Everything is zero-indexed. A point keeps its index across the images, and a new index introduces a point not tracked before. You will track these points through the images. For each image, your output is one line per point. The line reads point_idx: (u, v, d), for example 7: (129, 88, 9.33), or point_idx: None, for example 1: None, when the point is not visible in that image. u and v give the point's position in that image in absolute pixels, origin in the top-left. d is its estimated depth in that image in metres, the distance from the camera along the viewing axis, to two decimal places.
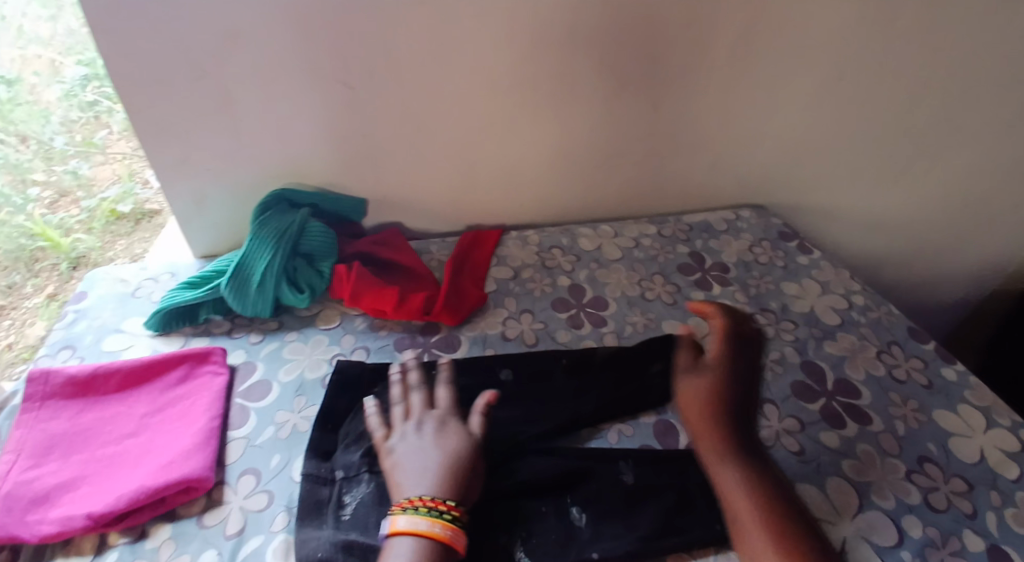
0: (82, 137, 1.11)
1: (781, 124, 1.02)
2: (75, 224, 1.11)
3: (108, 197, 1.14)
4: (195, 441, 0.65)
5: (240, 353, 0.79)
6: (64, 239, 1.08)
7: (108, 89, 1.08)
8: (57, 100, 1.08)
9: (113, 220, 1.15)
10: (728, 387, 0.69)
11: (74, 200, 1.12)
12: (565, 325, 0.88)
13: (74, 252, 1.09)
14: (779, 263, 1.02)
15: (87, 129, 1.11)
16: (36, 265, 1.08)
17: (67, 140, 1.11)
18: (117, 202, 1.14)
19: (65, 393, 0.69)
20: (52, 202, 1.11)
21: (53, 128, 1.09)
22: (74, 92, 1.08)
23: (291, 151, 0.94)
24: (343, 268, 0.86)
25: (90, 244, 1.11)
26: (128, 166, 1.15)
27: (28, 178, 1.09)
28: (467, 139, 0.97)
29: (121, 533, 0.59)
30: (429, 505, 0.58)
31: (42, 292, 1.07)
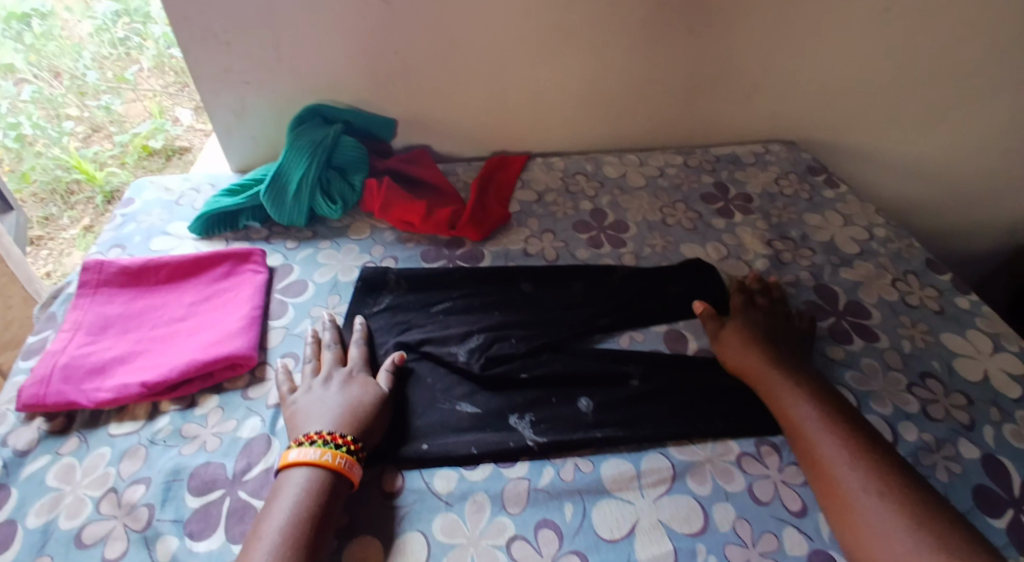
0: (116, 76, 1.39)
1: (816, 53, 1.01)
2: (109, 158, 1.38)
3: (141, 134, 1.38)
4: (238, 326, 0.70)
5: (277, 256, 0.84)
6: (97, 173, 1.35)
7: (135, 26, 1.38)
8: (91, 41, 1.37)
9: (144, 155, 1.39)
10: (757, 340, 0.71)
11: (107, 135, 1.40)
12: (586, 244, 0.90)
13: (107, 184, 1.36)
14: (804, 195, 1.02)
15: (119, 68, 1.40)
16: (73, 198, 1.36)
17: (99, 76, 1.38)
18: (149, 138, 1.38)
19: (119, 281, 0.75)
20: (85, 137, 1.39)
21: (85, 63, 1.37)
22: (105, 27, 1.36)
23: (326, 68, 0.96)
24: (373, 182, 0.89)
25: (122, 177, 1.37)
26: (155, 104, 1.43)
27: (65, 113, 1.37)
28: (497, 60, 0.98)
29: (172, 402, 0.65)
30: (326, 439, 0.58)
31: (76, 222, 1.35)
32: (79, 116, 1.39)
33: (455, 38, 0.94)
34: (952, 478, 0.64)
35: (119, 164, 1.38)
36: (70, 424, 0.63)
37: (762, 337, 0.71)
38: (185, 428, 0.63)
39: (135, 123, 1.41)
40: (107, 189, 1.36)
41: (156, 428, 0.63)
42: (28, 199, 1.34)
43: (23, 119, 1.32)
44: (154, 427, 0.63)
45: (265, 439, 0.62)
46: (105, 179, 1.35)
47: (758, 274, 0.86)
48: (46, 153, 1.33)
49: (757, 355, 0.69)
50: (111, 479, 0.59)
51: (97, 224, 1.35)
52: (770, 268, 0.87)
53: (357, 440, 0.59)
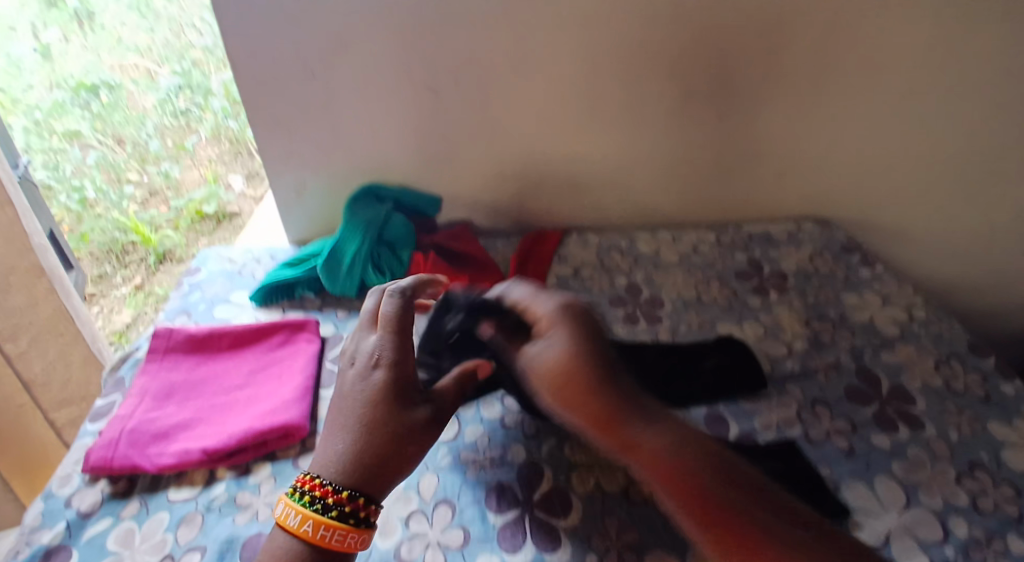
0: (175, 145, 1.48)
1: (846, 139, 1.04)
2: (165, 222, 1.48)
3: (196, 200, 1.50)
4: (293, 394, 0.73)
5: (329, 325, 0.88)
6: (153, 235, 1.46)
7: (194, 98, 1.44)
8: (154, 112, 1.44)
9: (197, 219, 1.51)
10: (586, 385, 0.53)
11: (165, 199, 1.50)
12: (622, 320, 0.93)
13: (160, 246, 1.46)
14: (840, 274, 1.03)
15: (178, 138, 1.48)
16: (127, 257, 1.46)
17: (160, 145, 1.47)
18: (203, 204, 1.50)
19: (184, 348, 0.80)
20: (144, 200, 1.49)
21: (148, 131, 1.45)
22: (167, 100, 1.43)
23: (381, 151, 1.04)
24: (420, 256, 0.94)
25: (175, 241, 1.47)
26: (211, 171, 1.52)
27: (127, 177, 1.47)
28: (538, 144, 1.04)
29: (227, 469, 0.68)
30: (315, 494, 0.52)
31: (128, 280, 1.45)
32: (139, 180, 1.48)
33: (500, 124, 1.01)
34: None
35: (173, 227, 1.49)
36: (131, 487, 0.67)
37: (603, 405, 0.52)
38: (239, 496, 0.65)
39: (190, 190, 1.51)
40: (159, 250, 1.47)
41: (212, 495, 0.66)
42: (85, 257, 1.44)
43: (88, 183, 1.41)
44: (210, 494, 0.66)
45: None
46: (160, 241, 1.46)
47: (797, 355, 0.86)
48: (106, 216, 1.43)
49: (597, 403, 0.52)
50: (168, 545, 0.61)
51: (147, 284, 1.45)
52: (809, 348, 0.88)
53: (343, 493, 0.52)
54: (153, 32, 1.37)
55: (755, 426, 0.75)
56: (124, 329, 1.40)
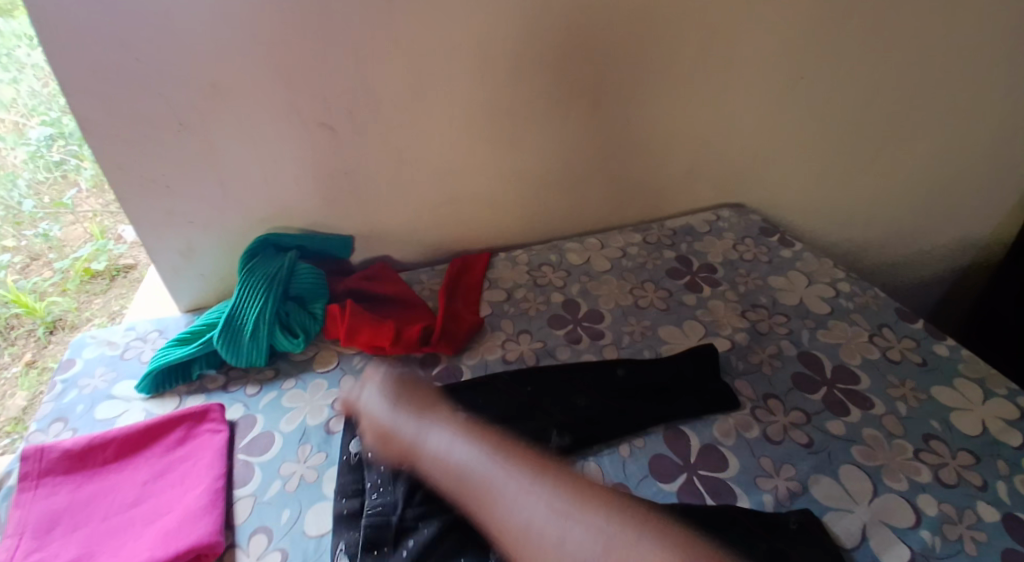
0: (53, 203, 1.22)
1: (747, 121, 1.06)
2: (49, 288, 1.22)
3: (82, 257, 1.25)
4: (201, 504, 0.63)
5: (238, 406, 0.77)
6: (38, 304, 1.19)
7: (72, 147, 1.20)
8: (26, 167, 1.20)
9: (87, 279, 1.26)
10: None
11: (47, 263, 1.23)
12: (564, 341, 0.89)
13: (49, 315, 1.20)
14: (763, 259, 1.04)
15: (56, 193, 1.23)
16: (13, 333, 1.18)
17: (35, 204, 1.21)
18: (91, 261, 1.25)
19: (61, 467, 0.67)
20: (23, 267, 1.22)
21: (21, 192, 1.20)
22: (39, 153, 1.18)
23: (276, 198, 0.95)
24: (336, 308, 0.86)
25: (65, 306, 1.22)
26: (96, 225, 1.26)
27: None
28: (448, 168, 0.99)
29: None
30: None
31: (19, 360, 1.17)
32: (15, 246, 1.22)
33: (404, 151, 0.95)
34: (980, 548, 0.63)
35: (61, 293, 1.23)
36: None
37: None
38: None
39: (77, 247, 1.25)
40: (49, 319, 1.20)
41: None
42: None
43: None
44: None
45: None
46: (46, 309, 1.19)
47: (740, 350, 0.86)
48: None
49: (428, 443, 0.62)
50: None
51: (40, 358, 1.17)
52: (749, 341, 0.87)
53: None
54: (18, 82, 1.12)
55: (715, 436, 0.73)
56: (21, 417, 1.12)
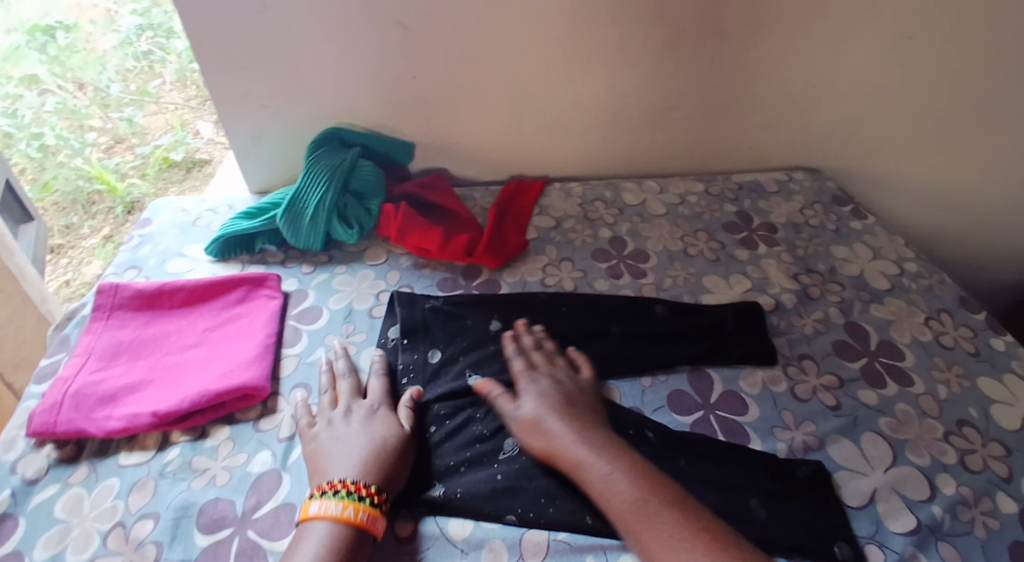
0: (137, 90, 1.53)
1: (836, 77, 1.00)
2: (130, 169, 1.43)
3: (161, 145, 1.45)
4: (251, 356, 0.68)
5: (293, 281, 0.83)
6: (120, 185, 1.38)
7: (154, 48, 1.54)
8: (114, 55, 1.54)
9: (165, 167, 1.44)
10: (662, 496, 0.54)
11: (128, 147, 1.47)
12: (606, 275, 0.89)
13: (127, 196, 1.38)
14: (829, 226, 1.00)
15: (141, 82, 1.54)
16: (94, 208, 1.39)
17: (122, 90, 1.52)
18: (169, 150, 1.44)
19: (132, 305, 0.74)
20: (108, 148, 1.47)
21: (104, 79, 1.51)
22: (126, 46, 1.54)
23: (344, 94, 0.97)
24: (391, 207, 0.89)
25: (143, 189, 1.40)
26: (177, 119, 1.51)
27: (87, 125, 1.48)
28: (517, 86, 0.99)
29: (183, 432, 0.63)
30: (352, 489, 0.54)
31: (98, 232, 1.38)
32: (102, 128, 1.48)
33: (476, 61, 0.95)
34: (991, 534, 0.62)
35: (140, 176, 1.42)
36: (78, 453, 0.61)
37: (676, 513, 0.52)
38: (195, 460, 0.60)
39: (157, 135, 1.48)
40: (128, 200, 1.38)
41: (166, 460, 0.61)
42: (50, 208, 1.39)
43: (47, 130, 1.44)
44: (163, 459, 0.61)
45: (276, 474, 0.59)
46: (126, 190, 1.38)
47: (783, 310, 0.84)
48: (68, 164, 1.41)
49: (587, 446, 0.58)
50: (120, 513, 0.56)
51: (116, 233, 1.37)
52: (796, 303, 0.85)
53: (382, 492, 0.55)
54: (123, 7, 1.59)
55: (740, 386, 0.73)
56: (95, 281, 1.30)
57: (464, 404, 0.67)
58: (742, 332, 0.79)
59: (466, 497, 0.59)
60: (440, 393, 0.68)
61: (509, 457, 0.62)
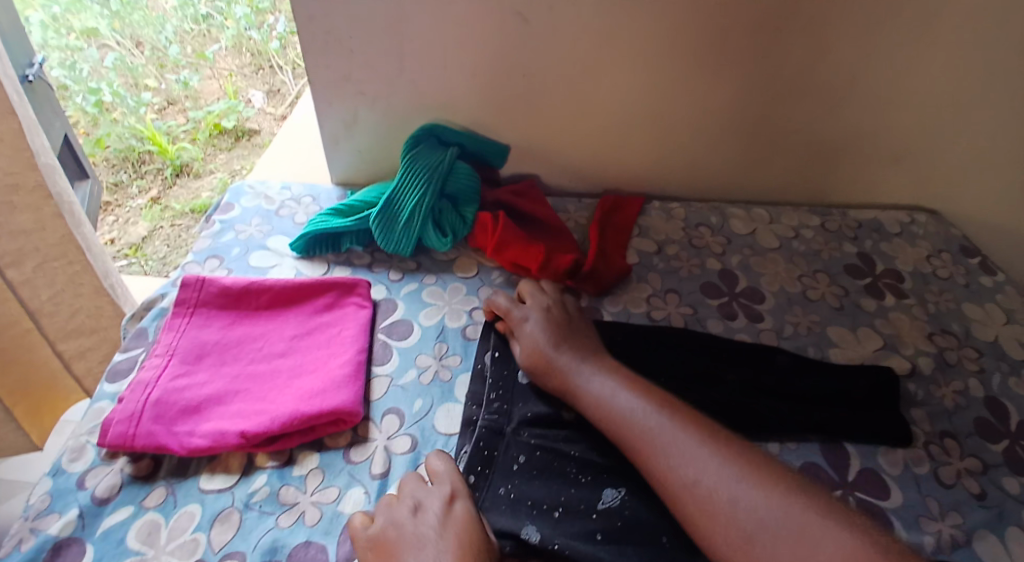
0: (196, 53, 1.47)
1: (991, 115, 0.89)
2: (182, 134, 1.41)
3: (214, 112, 1.42)
4: (344, 373, 0.62)
5: (381, 288, 0.77)
6: (171, 147, 1.37)
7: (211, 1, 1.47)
8: (173, 15, 1.45)
9: (215, 134, 1.42)
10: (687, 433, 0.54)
11: (181, 108, 1.46)
12: (718, 314, 0.81)
13: (178, 159, 1.38)
14: (960, 280, 0.90)
15: (198, 45, 1.48)
16: (144, 167, 1.39)
17: (180, 52, 1.46)
18: (222, 118, 1.42)
19: (216, 302, 0.68)
20: (161, 108, 1.46)
21: (167, 36, 1.45)
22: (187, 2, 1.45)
23: (446, 87, 0.90)
24: (488, 216, 0.82)
25: (193, 154, 1.39)
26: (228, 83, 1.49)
27: (145, 83, 1.44)
28: (632, 93, 0.91)
29: (270, 456, 0.57)
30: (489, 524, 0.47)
31: (145, 193, 1.37)
32: (157, 87, 1.45)
33: (592, 63, 0.87)
34: None
35: (191, 140, 1.41)
36: (155, 470, 0.56)
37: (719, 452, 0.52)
38: (283, 491, 0.55)
39: (208, 101, 1.47)
40: (177, 162, 1.38)
41: (251, 488, 0.55)
42: (102, 164, 1.40)
43: (104, 86, 1.40)
44: (249, 487, 0.55)
45: None
46: (177, 153, 1.37)
47: (920, 378, 0.75)
48: (122, 122, 1.39)
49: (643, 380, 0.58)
50: (202, 549, 0.51)
51: (163, 197, 1.36)
52: (935, 369, 0.76)
53: None
54: None
55: (880, 463, 0.64)
56: (140, 242, 1.32)
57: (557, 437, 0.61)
58: (876, 398, 0.70)
59: (565, 551, 0.52)
60: (530, 418, 0.62)
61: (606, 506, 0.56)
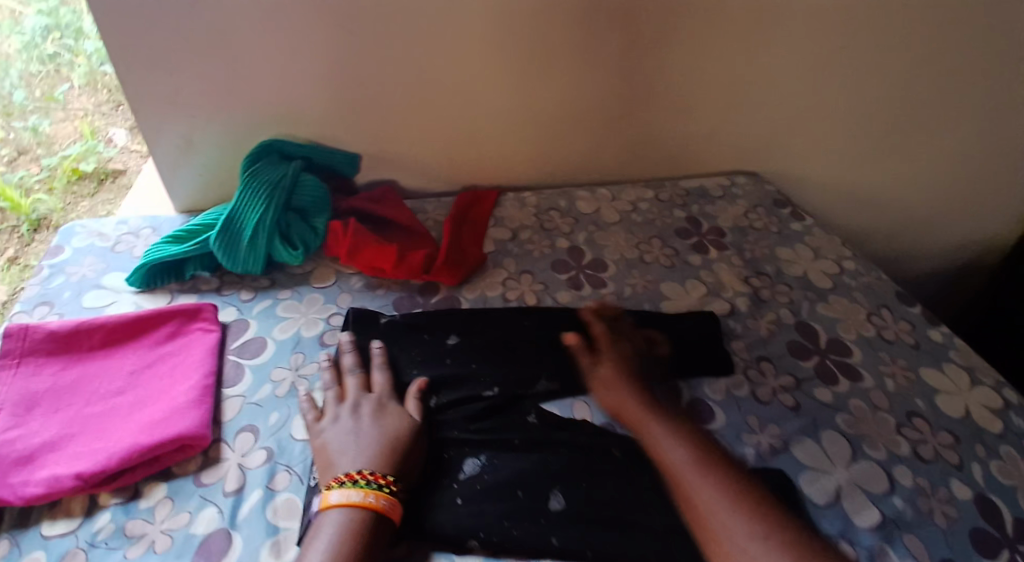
0: (43, 94, 1.27)
1: (779, 84, 1.02)
2: (35, 185, 1.21)
3: (70, 156, 1.24)
4: (189, 398, 0.62)
5: (231, 309, 0.77)
6: (23, 201, 1.17)
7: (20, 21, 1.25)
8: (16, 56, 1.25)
9: (74, 180, 1.24)
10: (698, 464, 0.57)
11: (34, 158, 1.23)
12: (566, 285, 0.88)
13: (33, 214, 1.17)
14: (773, 229, 1.03)
15: (46, 86, 1.27)
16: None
17: (24, 95, 1.26)
18: (79, 162, 1.24)
19: (45, 349, 0.66)
20: (11, 160, 1.23)
21: (12, 81, 1.25)
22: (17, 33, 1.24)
23: (283, 100, 0.91)
24: (338, 224, 0.84)
25: (50, 206, 1.19)
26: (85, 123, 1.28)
27: None
28: (467, 93, 0.96)
29: (114, 493, 0.57)
30: (371, 479, 0.55)
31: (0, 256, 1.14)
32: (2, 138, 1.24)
33: (422, 68, 0.91)
34: (951, 522, 0.65)
35: (46, 191, 1.21)
36: None
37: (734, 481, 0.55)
38: (128, 525, 0.54)
39: (63, 145, 1.25)
40: (33, 218, 1.18)
41: (95, 528, 0.54)
42: None
43: None
44: (92, 527, 0.54)
45: (225, 533, 0.54)
46: (32, 207, 1.17)
47: (738, 313, 0.86)
48: None
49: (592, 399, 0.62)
50: None
51: (21, 256, 1.14)
52: (750, 306, 0.87)
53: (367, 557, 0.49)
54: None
55: (705, 393, 0.74)
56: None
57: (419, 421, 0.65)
58: (702, 340, 0.79)
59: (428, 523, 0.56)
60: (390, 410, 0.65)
61: (469, 477, 0.60)
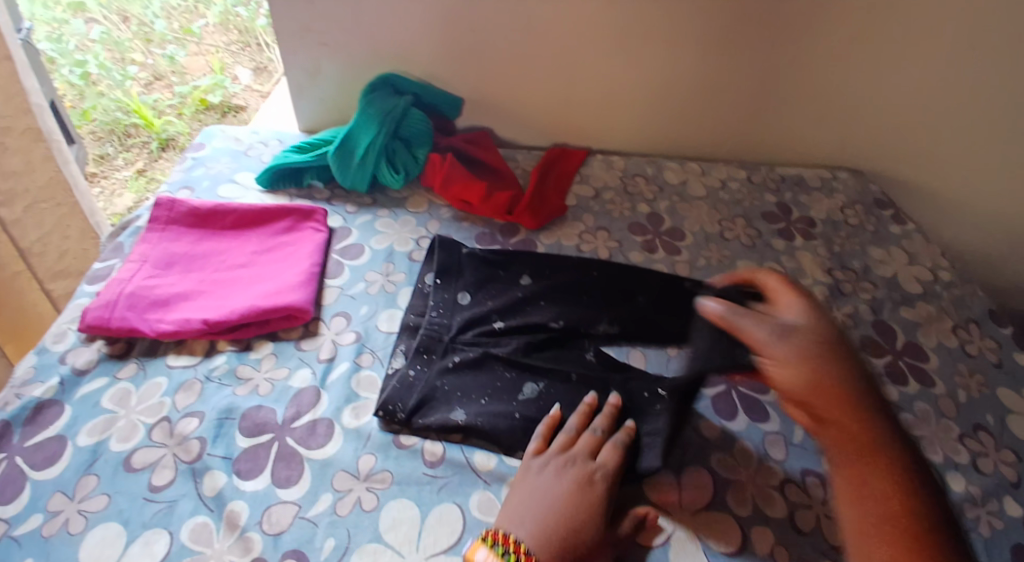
0: (182, 28, 1.53)
1: (894, 80, 0.98)
2: (168, 108, 1.39)
3: (199, 87, 1.41)
4: (297, 279, 0.71)
5: (337, 217, 0.85)
6: (156, 120, 1.36)
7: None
8: None
9: (202, 109, 1.39)
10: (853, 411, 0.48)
11: (168, 82, 1.44)
12: (640, 247, 0.90)
13: (162, 133, 1.36)
14: (868, 227, 1.00)
15: (185, 21, 1.54)
16: (129, 141, 1.36)
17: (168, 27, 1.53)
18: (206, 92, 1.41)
19: (185, 220, 0.76)
20: (149, 83, 1.44)
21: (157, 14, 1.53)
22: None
23: (400, 38, 0.98)
24: (437, 157, 0.90)
25: (179, 128, 1.37)
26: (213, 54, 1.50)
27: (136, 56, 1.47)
28: (571, 52, 0.99)
29: (228, 343, 0.67)
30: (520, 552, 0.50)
31: (131, 165, 1.34)
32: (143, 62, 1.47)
33: (532, 21, 0.95)
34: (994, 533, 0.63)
35: (178, 115, 1.39)
36: (128, 351, 0.65)
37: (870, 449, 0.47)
38: (240, 369, 0.64)
39: (195, 76, 1.45)
40: (163, 136, 1.36)
41: (212, 366, 0.65)
42: (87, 136, 1.37)
43: (90, 59, 1.44)
44: (209, 365, 0.65)
45: (316, 392, 0.63)
46: (162, 126, 1.36)
47: None
48: (107, 95, 1.39)
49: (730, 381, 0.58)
50: (166, 409, 0.60)
51: (149, 168, 1.33)
52: (827, 296, 0.87)
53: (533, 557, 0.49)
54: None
55: None
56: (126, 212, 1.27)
57: (487, 340, 0.69)
58: None
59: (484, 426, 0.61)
60: (465, 324, 0.70)
61: (527, 400, 0.63)
